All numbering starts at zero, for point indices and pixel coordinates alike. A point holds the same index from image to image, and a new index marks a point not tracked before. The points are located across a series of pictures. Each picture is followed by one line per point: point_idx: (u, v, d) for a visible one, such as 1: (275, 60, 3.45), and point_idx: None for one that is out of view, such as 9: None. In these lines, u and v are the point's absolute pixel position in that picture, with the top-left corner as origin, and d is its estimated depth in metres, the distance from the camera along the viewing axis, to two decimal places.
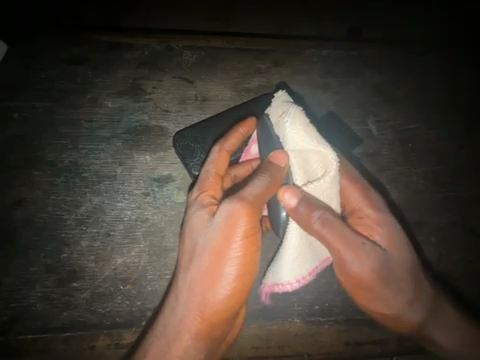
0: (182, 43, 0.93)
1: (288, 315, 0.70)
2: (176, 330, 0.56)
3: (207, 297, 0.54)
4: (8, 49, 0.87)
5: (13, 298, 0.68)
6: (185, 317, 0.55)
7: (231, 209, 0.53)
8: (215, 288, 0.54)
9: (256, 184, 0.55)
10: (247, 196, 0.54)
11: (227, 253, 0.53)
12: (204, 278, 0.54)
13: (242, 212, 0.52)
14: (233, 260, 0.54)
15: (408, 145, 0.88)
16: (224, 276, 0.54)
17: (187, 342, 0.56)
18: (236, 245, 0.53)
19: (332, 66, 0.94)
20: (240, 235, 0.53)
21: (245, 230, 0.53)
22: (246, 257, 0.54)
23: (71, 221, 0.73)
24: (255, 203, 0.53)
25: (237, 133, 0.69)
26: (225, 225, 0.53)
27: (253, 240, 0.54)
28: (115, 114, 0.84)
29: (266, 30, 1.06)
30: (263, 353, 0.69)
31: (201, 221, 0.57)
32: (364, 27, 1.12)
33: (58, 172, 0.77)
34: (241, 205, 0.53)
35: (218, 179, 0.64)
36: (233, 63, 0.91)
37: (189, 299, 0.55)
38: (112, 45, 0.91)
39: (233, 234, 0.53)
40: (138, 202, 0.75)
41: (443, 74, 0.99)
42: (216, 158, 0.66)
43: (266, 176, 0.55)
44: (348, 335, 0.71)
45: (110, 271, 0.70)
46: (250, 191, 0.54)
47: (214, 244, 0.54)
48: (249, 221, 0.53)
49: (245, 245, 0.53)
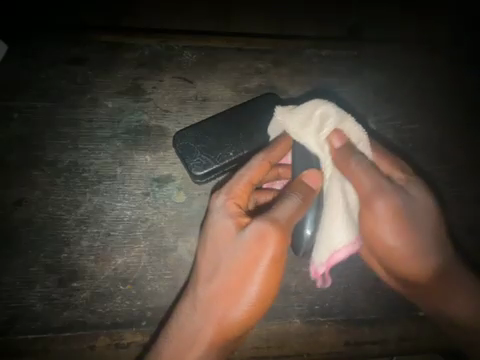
0: (183, 43, 0.93)
1: (288, 315, 0.70)
2: (190, 336, 0.59)
3: (228, 311, 0.58)
4: (8, 49, 0.87)
5: (13, 298, 0.68)
6: (203, 325, 0.59)
7: (262, 229, 0.57)
8: (236, 304, 0.58)
9: (288, 205, 0.59)
10: (279, 220, 0.58)
11: (253, 274, 0.57)
12: (226, 292, 0.58)
13: (272, 235, 0.56)
14: (257, 279, 0.57)
15: (408, 145, 0.88)
16: (247, 294, 0.57)
17: (198, 349, 0.59)
18: (262, 264, 0.57)
19: (332, 66, 0.94)
20: (268, 256, 0.57)
21: (272, 252, 0.56)
22: (268, 280, 0.57)
23: (71, 221, 0.73)
24: (286, 226, 0.57)
25: (281, 151, 0.68)
26: (255, 241, 0.57)
27: (277, 264, 0.57)
28: (115, 114, 0.84)
29: (266, 30, 1.06)
30: (263, 353, 0.69)
31: (228, 233, 0.59)
32: (364, 27, 1.12)
33: (58, 172, 0.77)
34: (272, 227, 0.57)
35: (250, 188, 0.64)
36: (233, 63, 0.91)
37: (208, 307, 0.59)
38: (112, 45, 0.91)
39: (262, 255, 0.57)
40: (138, 202, 0.75)
41: (443, 74, 0.99)
42: (255, 167, 0.65)
43: (296, 198, 0.60)
44: (348, 335, 0.71)
45: (110, 271, 0.70)
46: (282, 213, 0.58)
47: (242, 261, 0.57)
48: (279, 242, 0.57)
49: (269, 267, 0.57)
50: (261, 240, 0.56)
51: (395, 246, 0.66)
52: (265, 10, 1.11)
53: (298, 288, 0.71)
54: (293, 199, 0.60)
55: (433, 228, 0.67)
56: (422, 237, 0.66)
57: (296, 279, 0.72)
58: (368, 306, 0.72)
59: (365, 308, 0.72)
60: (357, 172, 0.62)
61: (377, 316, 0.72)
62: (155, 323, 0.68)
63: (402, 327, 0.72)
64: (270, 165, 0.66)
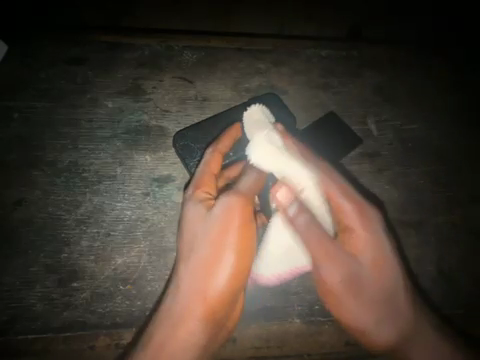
0: (183, 43, 0.93)
1: (289, 315, 0.70)
2: (180, 316, 0.61)
3: (210, 285, 0.60)
4: (8, 49, 0.87)
5: (13, 298, 0.68)
6: (189, 303, 0.61)
7: (229, 202, 0.61)
8: (214, 276, 0.60)
9: (248, 179, 0.65)
10: (242, 190, 0.63)
11: (225, 239, 0.60)
12: (205, 266, 0.61)
13: (237, 203, 0.61)
14: (229, 247, 0.61)
15: (408, 145, 0.88)
16: (223, 262, 0.61)
17: (186, 326, 0.61)
18: (233, 232, 0.60)
19: (332, 66, 0.94)
20: (237, 225, 0.60)
21: (239, 220, 0.61)
22: (240, 244, 0.61)
23: (71, 221, 0.73)
24: (249, 195, 0.62)
25: (229, 137, 0.76)
26: (224, 215, 0.61)
27: (246, 229, 0.61)
28: (115, 113, 0.83)
29: (267, 30, 1.06)
30: (263, 353, 0.69)
31: (199, 216, 0.63)
32: (364, 28, 1.12)
33: (58, 172, 0.77)
34: (237, 198, 0.61)
35: (211, 177, 0.69)
36: (233, 63, 0.91)
37: (188, 285, 0.60)
38: (112, 45, 0.91)
39: (231, 224, 0.60)
40: (138, 202, 0.75)
41: (443, 74, 0.99)
42: (210, 158, 0.71)
43: (254, 172, 0.66)
44: (349, 335, 0.71)
45: (110, 271, 0.70)
46: (245, 186, 0.63)
47: (214, 235, 0.60)
48: (244, 210, 0.61)
49: (240, 233, 0.61)
50: (229, 211, 0.60)
51: (361, 284, 0.66)
52: (265, 11, 1.11)
53: (298, 288, 0.72)
54: (251, 173, 0.65)
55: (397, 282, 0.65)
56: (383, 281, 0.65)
57: (296, 279, 0.72)
58: None
59: None
60: (333, 194, 0.66)
61: None
62: None
63: None
64: (221, 154, 0.73)
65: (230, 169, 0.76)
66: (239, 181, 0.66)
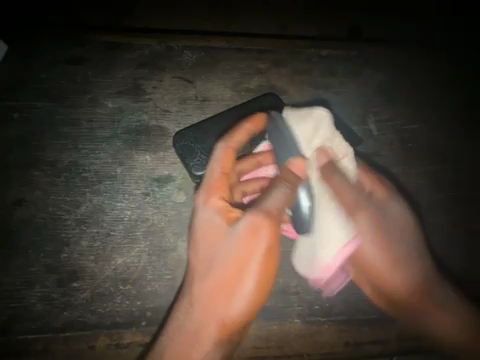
0: (182, 43, 0.93)
1: (288, 315, 0.70)
2: (192, 331, 0.61)
3: (229, 306, 0.60)
4: (8, 49, 0.87)
5: (12, 298, 0.68)
6: (205, 321, 0.61)
7: (254, 221, 0.58)
8: (235, 296, 0.60)
9: (277, 196, 0.59)
10: (270, 210, 0.59)
11: (247, 266, 0.59)
12: (223, 285, 0.60)
13: (265, 227, 0.58)
14: (252, 272, 0.59)
15: (408, 145, 0.88)
16: (244, 289, 0.60)
17: (203, 341, 0.61)
18: (258, 257, 0.59)
19: (332, 66, 0.94)
20: (262, 247, 0.59)
21: (267, 244, 0.59)
22: (264, 272, 0.60)
23: (71, 221, 0.73)
24: (279, 217, 0.59)
25: (254, 124, 0.69)
26: (247, 235, 0.58)
27: (271, 255, 0.59)
28: (115, 113, 0.84)
29: (267, 30, 1.06)
30: (263, 353, 0.69)
31: (216, 229, 0.61)
32: (364, 27, 1.12)
33: (58, 172, 0.77)
34: (265, 217, 0.58)
35: (225, 180, 0.64)
36: (233, 63, 0.91)
37: (206, 300, 0.61)
38: (111, 45, 0.91)
39: (255, 246, 0.58)
40: (138, 202, 0.76)
41: (443, 74, 0.99)
42: (221, 154, 0.66)
43: (285, 187, 0.59)
44: (349, 335, 0.71)
45: (110, 271, 0.70)
46: (272, 203, 0.59)
47: (237, 254, 0.59)
48: (272, 233, 0.58)
49: (263, 259, 0.59)
50: (254, 229, 0.58)
51: (375, 262, 0.75)
52: (265, 11, 1.11)
53: (298, 288, 0.72)
54: (282, 191, 0.59)
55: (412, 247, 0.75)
56: (398, 245, 0.76)
57: (295, 279, 0.72)
58: (368, 306, 0.73)
59: (365, 309, 0.72)
60: (341, 186, 0.65)
61: (377, 317, 0.72)
62: (155, 323, 0.67)
63: (402, 327, 0.72)
64: (235, 150, 0.67)
65: (243, 163, 0.72)
66: (266, 193, 0.60)
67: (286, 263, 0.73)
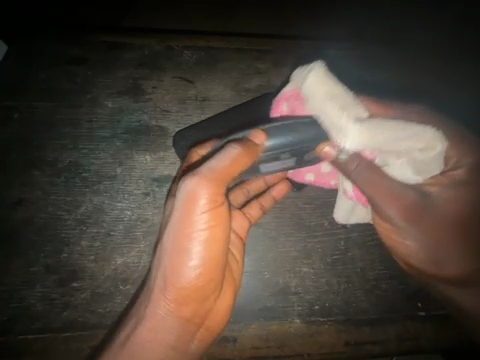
0: (183, 43, 0.93)
1: (288, 315, 0.70)
2: (149, 306, 0.58)
3: (178, 276, 0.56)
4: (7, 49, 0.87)
5: (13, 298, 0.68)
6: (159, 299, 0.58)
7: (189, 186, 0.53)
8: (184, 263, 0.56)
9: (220, 157, 0.55)
10: (206, 168, 0.54)
11: (189, 236, 0.55)
12: (170, 254, 0.56)
13: (202, 190, 0.53)
14: (198, 236, 0.55)
15: None
16: (189, 254, 0.56)
17: (158, 323, 0.58)
18: (198, 223, 0.55)
19: (333, 65, 0.94)
20: (200, 215, 0.55)
21: (206, 205, 0.54)
22: (210, 231, 0.56)
23: (71, 221, 0.73)
24: (215, 176, 0.54)
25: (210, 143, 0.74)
26: (186, 202, 0.54)
27: (216, 213, 0.55)
28: (115, 113, 0.84)
29: (267, 30, 1.06)
30: (263, 352, 0.69)
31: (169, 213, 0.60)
32: (363, 27, 1.12)
33: (58, 172, 0.77)
34: (200, 179, 0.53)
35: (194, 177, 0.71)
36: (234, 64, 0.91)
37: (160, 275, 0.57)
38: (111, 45, 0.91)
39: (194, 214, 0.54)
40: (138, 202, 0.75)
41: (445, 74, 0.98)
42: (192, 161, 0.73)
43: (234, 147, 0.56)
44: (348, 335, 0.71)
45: (110, 271, 0.70)
46: (214, 163, 0.55)
47: (177, 220, 0.55)
48: (209, 198, 0.54)
49: (209, 218, 0.55)
50: (190, 196, 0.54)
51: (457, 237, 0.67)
52: (265, 11, 1.11)
53: (298, 288, 0.72)
54: (231, 149, 0.56)
55: (468, 227, 0.66)
56: (466, 235, 0.67)
57: (296, 279, 0.72)
58: (369, 306, 0.73)
59: (365, 309, 0.73)
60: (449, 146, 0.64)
61: (377, 317, 0.72)
62: None
63: (401, 326, 0.72)
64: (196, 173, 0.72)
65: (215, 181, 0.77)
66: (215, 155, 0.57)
67: (286, 263, 0.73)
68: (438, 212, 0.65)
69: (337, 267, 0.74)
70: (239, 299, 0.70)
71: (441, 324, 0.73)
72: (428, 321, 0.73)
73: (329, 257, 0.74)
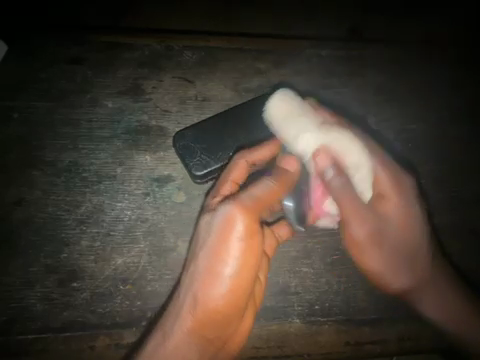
0: (183, 44, 0.93)
1: (288, 315, 0.70)
2: (173, 323, 0.57)
3: (204, 300, 0.54)
4: (7, 49, 0.87)
5: (13, 298, 0.68)
6: (183, 320, 0.56)
7: (226, 211, 0.54)
8: (212, 288, 0.54)
9: (263, 186, 0.59)
10: (244, 199, 0.55)
11: (220, 264, 0.53)
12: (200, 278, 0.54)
13: (238, 217, 0.53)
14: (231, 265, 0.53)
15: (408, 145, 0.88)
16: (219, 281, 0.54)
17: (181, 343, 0.57)
18: (232, 253, 0.53)
19: (332, 66, 0.94)
20: (234, 244, 0.52)
21: (242, 234, 0.52)
22: (244, 259, 0.53)
23: (71, 221, 0.73)
24: (251, 208, 0.54)
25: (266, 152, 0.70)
26: (223, 226, 0.53)
27: (250, 244, 0.53)
28: (115, 113, 0.84)
29: (267, 30, 1.06)
30: (263, 353, 0.69)
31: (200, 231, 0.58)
32: (363, 27, 1.12)
33: (58, 172, 0.77)
34: (236, 208, 0.53)
35: (234, 186, 0.65)
36: (233, 63, 0.91)
37: (187, 295, 0.56)
38: (111, 45, 0.91)
39: (229, 240, 0.53)
40: (138, 202, 0.75)
41: (443, 75, 0.99)
42: (235, 168, 0.67)
43: (268, 179, 0.61)
44: (348, 335, 0.71)
45: (110, 271, 0.70)
46: (247, 195, 0.56)
47: (212, 245, 0.54)
48: (245, 227, 0.53)
49: (244, 248, 0.53)
50: (227, 222, 0.53)
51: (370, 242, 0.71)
52: (265, 11, 1.11)
53: (298, 288, 0.72)
54: (267, 181, 0.60)
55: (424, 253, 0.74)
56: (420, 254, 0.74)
57: (295, 279, 0.72)
58: (369, 305, 0.73)
59: (365, 308, 0.73)
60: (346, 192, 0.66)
61: (377, 317, 0.72)
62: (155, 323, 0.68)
63: (401, 326, 0.72)
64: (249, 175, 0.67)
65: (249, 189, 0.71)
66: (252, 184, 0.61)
67: (286, 263, 0.73)
68: (397, 236, 0.73)
69: (336, 267, 0.74)
70: None
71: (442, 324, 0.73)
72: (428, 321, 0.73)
73: (328, 257, 0.74)
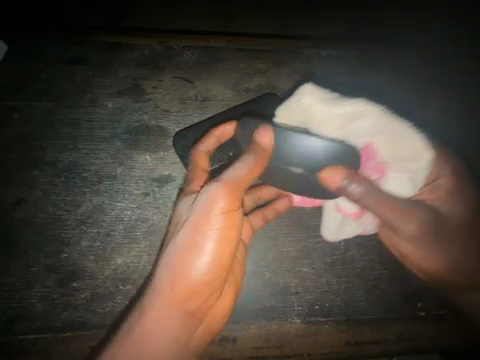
0: (183, 44, 0.93)
1: (288, 315, 0.70)
2: (153, 298, 0.61)
3: (185, 272, 0.60)
4: (8, 49, 0.87)
5: (13, 298, 0.68)
6: (162, 295, 0.61)
7: (210, 190, 0.60)
8: (192, 261, 0.60)
9: (241, 165, 0.62)
10: (225, 177, 0.61)
11: (202, 239, 0.60)
12: (181, 253, 0.60)
13: (220, 193, 0.59)
14: (210, 238, 0.60)
15: None
16: (200, 255, 0.60)
17: (164, 315, 0.62)
18: (213, 225, 0.60)
19: (333, 66, 0.94)
20: (217, 218, 0.60)
21: (223, 209, 0.60)
22: (224, 231, 0.60)
23: (71, 221, 0.73)
24: (234, 183, 0.60)
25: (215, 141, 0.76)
26: (207, 203, 0.60)
27: (230, 216, 0.60)
28: (115, 113, 0.84)
29: (267, 30, 1.06)
30: (263, 353, 0.68)
31: (180, 212, 0.64)
32: (364, 27, 1.12)
33: (58, 172, 0.77)
34: (219, 185, 0.60)
35: (203, 173, 0.73)
36: (233, 63, 0.92)
37: (166, 270, 0.60)
38: (111, 45, 0.91)
39: (213, 216, 0.59)
40: (138, 202, 0.76)
41: (444, 74, 0.99)
42: (194, 159, 0.75)
43: (247, 156, 0.62)
44: (348, 335, 0.71)
45: (110, 271, 0.70)
46: (230, 173, 0.61)
47: (193, 220, 0.60)
48: (227, 200, 0.60)
49: (223, 220, 0.60)
50: (211, 199, 0.59)
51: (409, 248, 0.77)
52: (265, 10, 1.11)
53: (298, 288, 0.72)
54: (245, 160, 0.62)
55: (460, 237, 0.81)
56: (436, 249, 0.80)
57: (295, 279, 0.72)
58: (369, 305, 0.73)
59: (365, 308, 0.72)
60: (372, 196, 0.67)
61: (377, 316, 0.72)
62: None
63: (401, 326, 0.72)
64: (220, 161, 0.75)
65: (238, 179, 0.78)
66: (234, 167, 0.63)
67: (286, 263, 0.73)
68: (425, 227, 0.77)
69: (337, 267, 0.74)
70: (239, 299, 0.70)
71: (442, 323, 0.72)
72: (428, 320, 0.73)
73: (328, 257, 0.75)
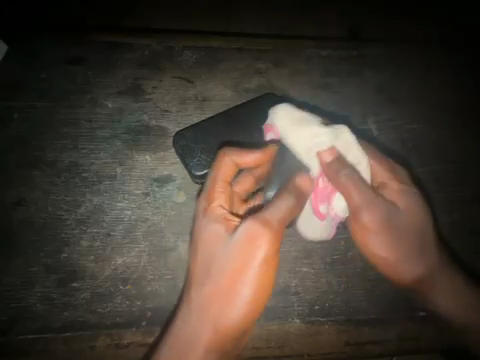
0: (182, 44, 0.94)
1: (288, 315, 0.70)
2: (188, 334, 0.57)
3: (224, 314, 0.56)
4: (8, 49, 0.87)
5: (12, 298, 0.68)
6: (199, 332, 0.57)
7: (252, 231, 0.54)
8: (231, 305, 0.56)
9: (281, 207, 0.56)
10: (270, 219, 0.55)
11: (240, 278, 0.55)
12: (218, 292, 0.56)
13: (264, 237, 0.54)
14: (250, 280, 0.55)
15: (408, 145, 0.87)
16: (240, 295, 0.55)
17: (200, 353, 0.58)
18: (253, 267, 0.55)
19: (332, 66, 0.94)
20: (259, 258, 0.54)
21: (264, 255, 0.54)
22: (262, 279, 0.55)
23: (71, 221, 0.73)
24: (278, 228, 0.54)
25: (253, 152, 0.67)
26: (246, 242, 0.55)
27: (270, 263, 0.55)
28: (115, 113, 0.84)
29: (267, 31, 1.07)
30: (264, 353, 0.68)
31: (214, 239, 0.57)
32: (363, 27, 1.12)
33: (58, 172, 0.77)
34: (263, 229, 0.54)
35: (226, 186, 0.62)
36: (233, 63, 0.91)
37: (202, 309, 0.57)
38: (111, 45, 0.91)
39: (252, 257, 0.54)
40: (138, 202, 0.76)
41: (443, 75, 0.99)
42: (225, 167, 0.63)
43: (290, 199, 0.57)
44: (349, 335, 0.71)
45: (110, 271, 0.70)
46: (275, 214, 0.55)
47: (233, 261, 0.55)
48: (270, 245, 0.54)
49: (263, 267, 0.55)
50: (251, 240, 0.54)
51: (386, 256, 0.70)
52: (265, 11, 1.11)
53: (298, 288, 0.72)
54: (288, 201, 0.57)
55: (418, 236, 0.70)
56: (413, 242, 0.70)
57: (296, 279, 0.72)
58: (369, 306, 0.73)
59: (365, 309, 0.73)
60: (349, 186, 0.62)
61: (377, 317, 0.72)
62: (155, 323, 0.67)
63: (402, 326, 0.72)
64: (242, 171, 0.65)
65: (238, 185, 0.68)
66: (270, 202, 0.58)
67: (286, 263, 0.73)
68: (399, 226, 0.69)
69: (337, 267, 0.75)
70: None
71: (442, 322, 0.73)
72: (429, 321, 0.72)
73: (328, 257, 0.75)
